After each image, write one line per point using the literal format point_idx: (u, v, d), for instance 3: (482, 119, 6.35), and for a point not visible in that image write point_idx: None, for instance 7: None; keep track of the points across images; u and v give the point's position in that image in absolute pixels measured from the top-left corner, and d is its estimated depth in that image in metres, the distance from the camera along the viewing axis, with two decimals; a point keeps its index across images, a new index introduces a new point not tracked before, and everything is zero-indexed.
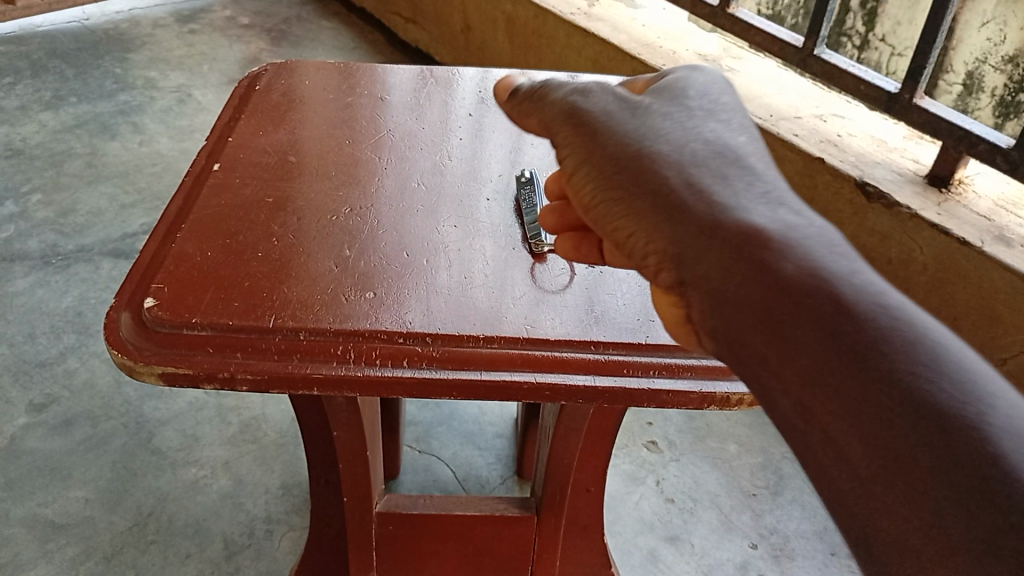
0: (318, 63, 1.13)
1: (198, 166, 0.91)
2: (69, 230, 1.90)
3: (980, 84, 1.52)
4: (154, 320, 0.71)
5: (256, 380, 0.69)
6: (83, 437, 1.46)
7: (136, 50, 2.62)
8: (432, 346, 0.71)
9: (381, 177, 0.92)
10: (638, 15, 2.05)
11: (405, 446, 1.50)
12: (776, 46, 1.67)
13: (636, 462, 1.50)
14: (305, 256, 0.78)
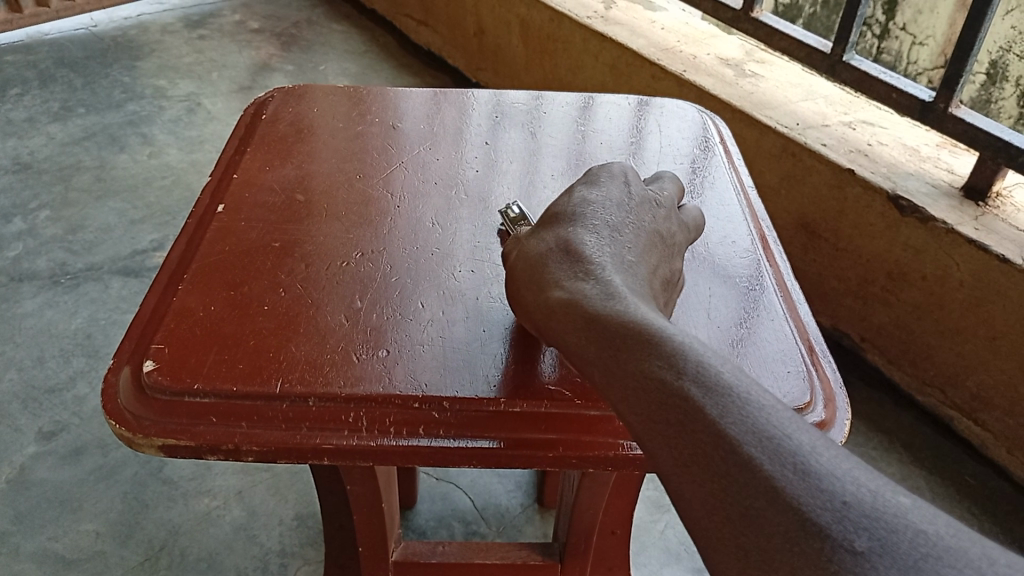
0: (328, 88, 1.09)
1: (202, 208, 0.86)
2: (78, 248, 1.87)
3: (1005, 74, 1.69)
4: (153, 386, 0.66)
5: (263, 452, 0.65)
6: (92, 467, 1.43)
7: (144, 57, 2.58)
8: (449, 412, 0.67)
9: (394, 216, 0.87)
10: (657, 17, 1.99)
11: (423, 474, 1.45)
12: (802, 51, 1.60)
13: (661, 489, 1.45)
14: (313, 310, 0.74)
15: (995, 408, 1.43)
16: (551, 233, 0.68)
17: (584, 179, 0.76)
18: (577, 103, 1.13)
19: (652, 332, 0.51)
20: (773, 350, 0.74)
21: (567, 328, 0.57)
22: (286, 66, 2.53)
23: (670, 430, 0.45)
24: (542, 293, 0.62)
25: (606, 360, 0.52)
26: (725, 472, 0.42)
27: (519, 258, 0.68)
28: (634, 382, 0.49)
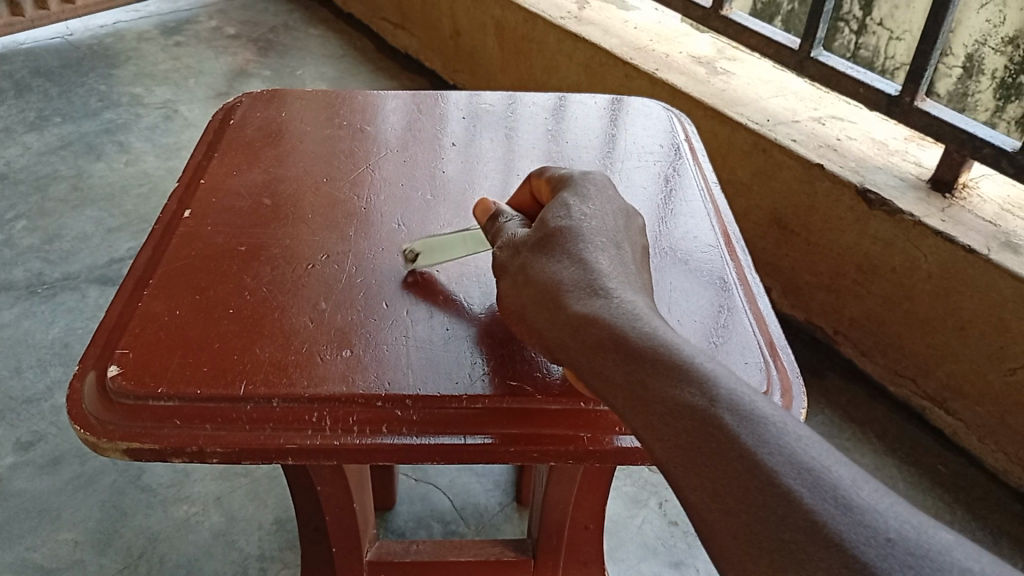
0: (298, 92, 1.09)
1: (169, 213, 0.87)
2: (54, 257, 1.87)
3: (981, 66, 1.57)
4: (118, 391, 0.67)
5: (227, 453, 0.65)
6: (71, 476, 1.43)
7: (120, 65, 2.57)
8: (412, 410, 0.68)
9: (360, 218, 0.88)
10: (630, 17, 2.00)
11: (402, 475, 1.46)
12: (771, 48, 1.62)
13: (638, 484, 1.46)
14: (279, 312, 0.74)
15: (965, 398, 1.45)
16: (554, 248, 0.68)
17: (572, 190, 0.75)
18: (547, 104, 1.15)
19: (677, 358, 0.53)
20: (733, 343, 0.76)
21: (596, 352, 0.57)
22: (262, 71, 2.53)
23: (702, 458, 0.48)
24: (560, 317, 0.62)
25: (630, 386, 0.53)
26: (762, 502, 0.45)
27: (524, 277, 0.67)
28: (665, 407, 0.51)
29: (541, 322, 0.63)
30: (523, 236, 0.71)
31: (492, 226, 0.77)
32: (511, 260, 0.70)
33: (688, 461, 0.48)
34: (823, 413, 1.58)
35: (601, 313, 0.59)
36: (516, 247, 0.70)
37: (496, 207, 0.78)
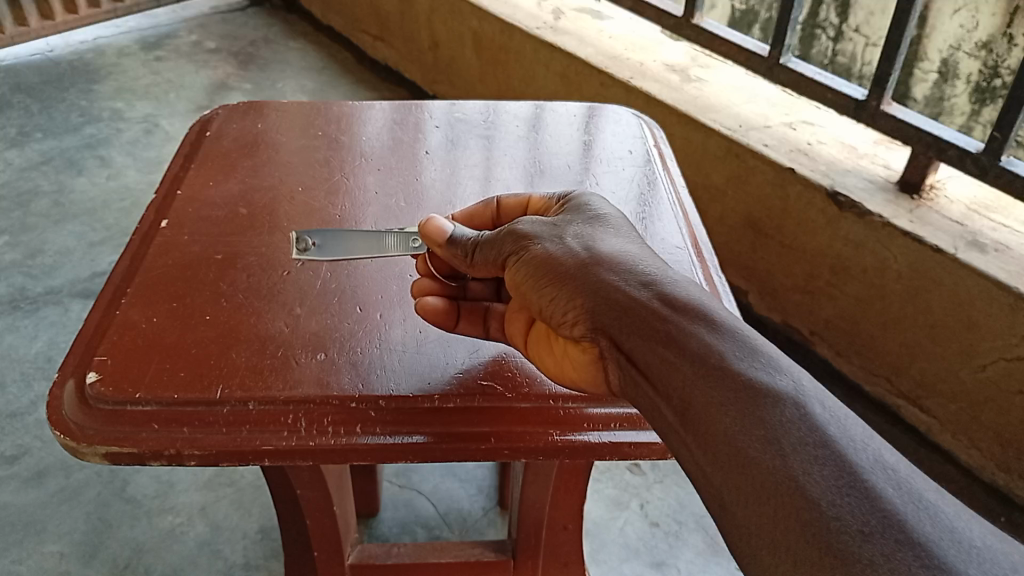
0: (276, 104, 1.11)
1: (147, 223, 0.89)
2: (37, 272, 1.87)
3: (956, 72, 2.02)
4: (97, 398, 0.69)
5: (204, 456, 0.67)
6: (55, 489, 1.44)
7: (101, 80, 2.58)
8: (385, 411, 0.70)
9: (336, 227, 0.89)
10: (605, 26, 2.03)
11: (385, 481, 1.47)
12: (741, 55, 1.64)
13: (619, 486, 1.48)
14: (255, 318, 0.76)
15: (938, 395, 1.48)
16: (587, 232, 0.68)
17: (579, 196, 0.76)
18: (521, 112, 1.17)
19: (757, 355, 0.54)
20: None
21: (689, 338, 0.56)
22: (243, 85, 2.54)
23: (781, 438, 0.49)
24: (610, 293, 0.62)
25: (710, 367, 0.54)
26: (844, 491, 0.46)
27: (560, 252, 0.66)
28: (745, 386, 0.52)
29: (586, 294, 0.63)
30: (547, 220, 0.70)
31: (459, 242, 0.73)
32: (541, 235, 0.68)
33: (736, 423, 0.51)
34: None
35: (662, 293, 0.60)
36: (545, 227, 0.69)
37: (454, 229, 0.74)
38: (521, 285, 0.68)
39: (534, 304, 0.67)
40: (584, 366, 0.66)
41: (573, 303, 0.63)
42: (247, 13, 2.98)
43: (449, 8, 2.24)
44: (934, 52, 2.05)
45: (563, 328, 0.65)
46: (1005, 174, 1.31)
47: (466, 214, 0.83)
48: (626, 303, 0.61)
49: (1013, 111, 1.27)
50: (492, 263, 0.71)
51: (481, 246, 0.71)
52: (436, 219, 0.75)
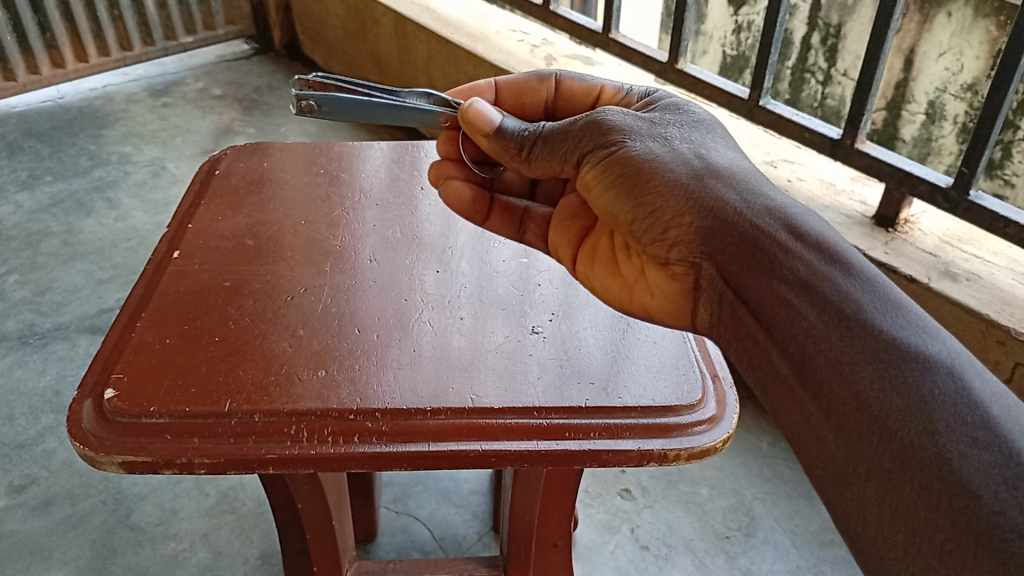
0: (279, 144, 1.18)
1: (159, 254, 0.95)
2: (46, 309, 1.93)
3: (943, 113, 2.17)
4: (113, 411, 0.74)
5: (213, 464, 0.73)
6: (62, 517, 1.49)
7: (109, 125, 2.67)
8: (381, 422, 0.75)
9: (335, 256, 0.96)
10: (596, 71, 2.04)
11: (383, 508, 1.51)
12: (722, 98, 1.69)
13: (610, 511, 1.52)
14: (260, 339, 0.82)
15: None
16: (683, 142, 0.74)
17: (677, 105, 0.82)
18: None
19: (893, 303, 0.57)
20: (673, 361, 0.84)
21: (818, 279, 0.60)
22: (248, 129, 2.63)
23: (920, 398, 0.53)
24: (705, 201, 0.68)
25: (841, 313, 0.58)
26: (988, 460, 0.50)
27: (651, 155, 0.72)
28: (882, 339, 0.56)
29: (675, 199, 0.69)
30: (634, 118, 0.76)
31: (509, 135, 0.81)
32: (628, 133, 0.74)
33: (865, 366, 0.55)
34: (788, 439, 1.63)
35: (787, 229, 0.63)
36: (633, 125, 0.75)
37: (503, 121, 0.83)
38: (602, 187, 0.75)
39: (616, 208, 0.74)
40: (664, 279, 0.74)
41: (660, 207, 0.70)
42: (252, 61, 3.05)
43: (446, 55, 2.28)
44: (920, 94, 2.22)
45: (646, 237, 0.72)
46: (973, 208, 1.37)
47: (513, 81, 0.96)
48: (722, 214, 0.67)
49: (979, 149, 1.33)
50: (557, 157, 0.78)
51: (543, 139, 0.79)
52: (484, 108, 0.82)
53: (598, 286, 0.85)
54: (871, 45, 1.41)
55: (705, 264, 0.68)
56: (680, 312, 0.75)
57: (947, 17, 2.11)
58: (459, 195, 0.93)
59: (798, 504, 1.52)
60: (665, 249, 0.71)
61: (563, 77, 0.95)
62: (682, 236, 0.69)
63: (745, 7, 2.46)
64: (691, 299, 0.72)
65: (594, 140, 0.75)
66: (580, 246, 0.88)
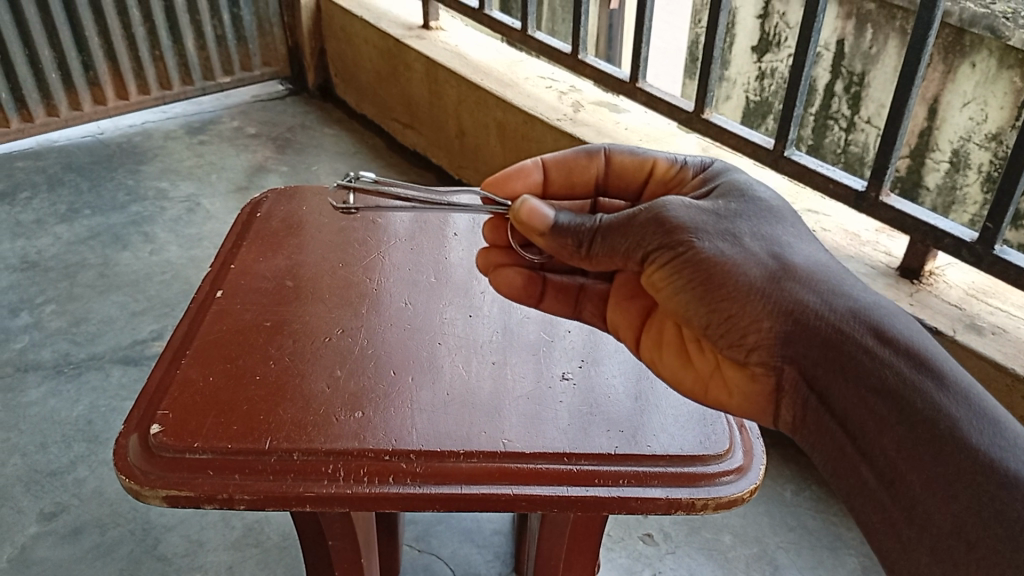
0: (316, 188, 1.21)
1: (202, 293, 0.99)
2: (81, 339, 1.98)
3: (967, 162, 2.31)
4: (159, 446, 0.78)
5: (253, 500, 0.76)
6: (91, 545, 1.51)
7: (147, 161, 2.74)
8: (415, 463, 0.78)
9: (371, 298, 0.99)
10: (622, 118, 2.07)
11: (405, 545, 1.53)
12: (747, 148, 1.71)
13: (633, 556, 1.52)
14: (299, 378, 0.85)
15: None
16: (751, 235, 0.74)
17: (736, 185, 0.81)
18: None
19: (988, 420, 0.60)
20: (700, 410, 0.85)
21: (913, 397, 0.62)
22: (281, 167, 2.70)
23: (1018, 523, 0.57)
24: (784, 305, 0.69)
25: (938, 433, 0.60)
26: None
27: (723, 256, 0.72)
28: (979, 462, 0.59)
29: (753, 303, 0.70)
30: (696, 209, 0.75)
31: (567, 230, 0.79)
32: (694, 231, 0.73)
33: (963, 489, 0.59)
34: (811, 488, 1.63)
35: (877, 337, 0.65)
36: (698, 220, 0.74)
37: (557, 216, 0.80)
38: (671, 288, 0.75)
39: (688, 308, 0.75)
40: (739, 376, 0.76)
41: (737, 312, 0.71)
42: (286, 101, 3.13)
43: (476, 100, 2.33)
44: (943, 143, 2.37)
45: (723, 339, 0.74)
46: (998, 261, 1.37)
47: (560, 160, 0.92)
48: (803, 318, 0.69)
49: (1004, 205, 1.34)
50: (618, 254, 0.76)
51: (602, 236, 0.77)
52: (536, 205, 0.81)
53: (668, 374, 0.83)
54: (895, 101, 1.44)
55: (785, 369, 0.70)
56: (756, 407, 0.76)
57: (970, 68, 2.24)
58: (507, 281, 0.90)
59: (821, 554, 1.51)
60: (743, 350, 0.72)
61: (612, 151, 0.92)
62: (761, 340, 0.71)
63: (768, 55, 2.50)
64: (772, 399, 0.74)
65: (660, 240, 0.74)
66: (642, 328, 0.87)
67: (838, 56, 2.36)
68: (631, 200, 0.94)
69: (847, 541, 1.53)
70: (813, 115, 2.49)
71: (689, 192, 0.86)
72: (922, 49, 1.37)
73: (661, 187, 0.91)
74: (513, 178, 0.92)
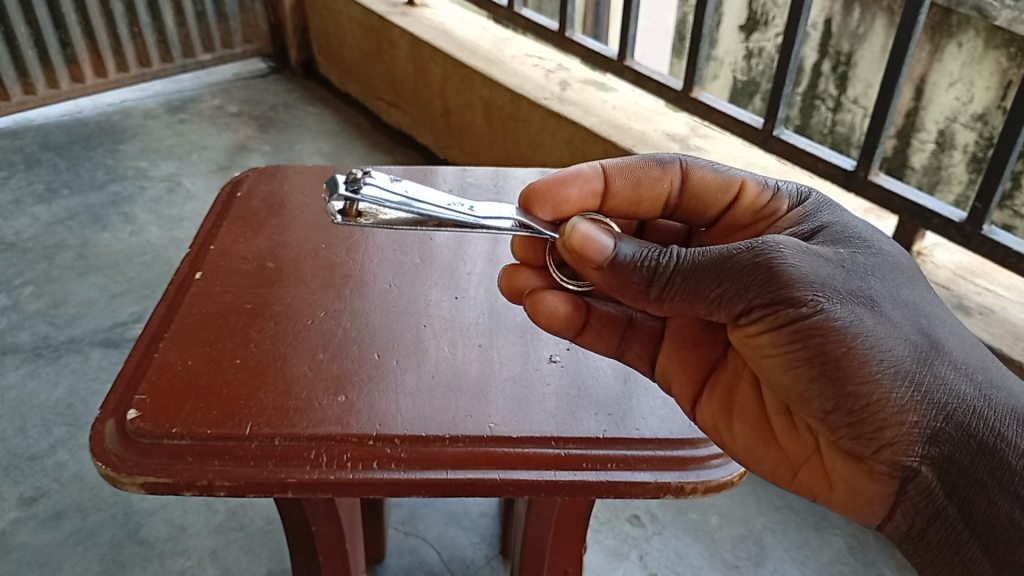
0: (299, 166, 1.18)
1: (181, 274, 0.96)
2: (60, 322, 1.95)
3: (954, 142, 2.11)
4: (136, 432, 0.76)
5: (233, 486, 0.74)
6: (72, 530, 1.50)
7: (127, 140, 2.69)
8: (400, 448, 0.76)
9: (354, 280, 0.97)
10: (609, 97, 2.04)
11: (391, 528, 1.52)
12: (736, 127, 1.69)
13: (619, 537, 1.52)
14: (282, 362, 0.84)
15: None
16: (890, 304, 0.65)
17: (857, 235, 0.73)
18: (529, 177, 1.23)
19: None
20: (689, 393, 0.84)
21: None
22: (263, 147, 2.66)
23: None
24: (937, 397, 0.62)
25: None
26: None
27: (861, 328, 0.63)
28: None
29: (898, 391, 0.62)
30: (820, 261, 0.66)
31: (628, 266, 0.69)
32: (823, 291, 0.64)
33: None
34: None
35: None
36: (826, 277, 0.65)
37: (617, 246, 0.70)
38: (781, 355, 0.66)
39: (802, 385, 0.66)
40: (850, 466, 0.68)
41: (874, 400, 0.63)
42: (268, 79, 3.08)
43: (461, 78, 2.30)
44: (929, 123, 2.15)
45: (847, 428, 0.65)
46: (987, 241, 1.37)
47: (626, 170, 0.83)
48: (960, 415, 0.62)
49: (993, 185, 1.32)
50: (702, 299, 0.66)
51: (684, 276, 0.67)
52: (590, 232, 0.71)
53: (740, 445, 0.75)
54: (884, 80, 1.43)
55: (923, 468, 0.63)
56: (862, 497, 0.69)
57: (957, 48, 2.02)
58: (552, 307, 0.79)
59: (807, 534, 1.51)
60: (872, 444, 0.64)
61: (689, 165, 0.84)
62: (901, 435, 0.63)
63: (755, 34, 2.47)
64: (893, 497, 0.67)
65: (780, 296, 0.63)
66: (704, 386, 0.78)
67: (826, 35, 2.33)
68: (705, 222, 0.87)
69: (834, 520, 1.54)
70: (800, 95, 2.47)
71: (786, 229, 0.81)
72: (913, 26, 1.35)
73: (747, 215, 0.84)
74: (575, 181, 0.81)
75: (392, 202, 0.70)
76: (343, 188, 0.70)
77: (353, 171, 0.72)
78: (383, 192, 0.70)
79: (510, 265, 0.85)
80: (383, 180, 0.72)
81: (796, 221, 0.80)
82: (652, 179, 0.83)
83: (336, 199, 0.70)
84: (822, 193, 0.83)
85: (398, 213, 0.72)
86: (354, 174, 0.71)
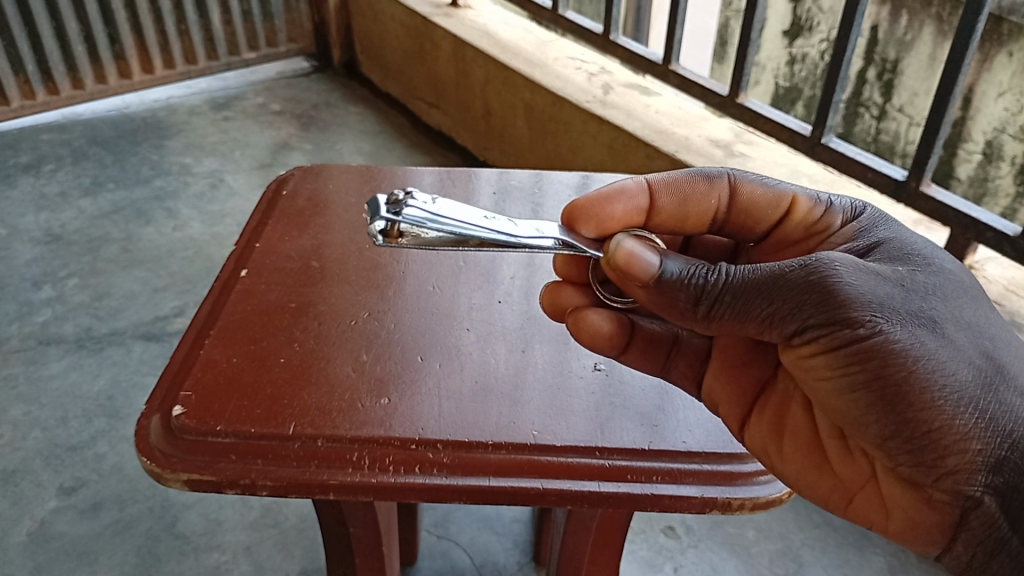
0: (343, 166, 1.18)
1: (227, 272, 0.97)
2: (103, 314, 1.97)
3: (1002, 153, 2.03)
4: (181, 428, 0.76)
5: (275, 486, 0.74)
6: (110, 521, 1.51)
7: (171, 137, 2.72)
8: (443, 453, 0.76)
9: (396, 281, 0.96)
10: (652, 101, 2.02)
11: (423, 531, 1.51)
12: (783, 134, 1.66)
13: (654, 548, 1.50)
14: (324, 362, 0.83)
15: None
16: (952, 325, 0.63)
17: (914, 252, 0.71)
18: (571, 181, 1.22)
19: None
20: None
21: None
22: (304, 145, 2.68)
23: None
24: (1002, 424, 0.59)
25: None
26: None
27: (921, 351, 0.61)
28: None
29: (961, 417, 0.60)
30: (878, 280, 0.64)
31: (675, 284, 0.67)
32: (881, 312, 0.62)
33: None
34: None
35: None
36: (884, 296, 0.63)
37: (663, 264, 0.69)
38: (835, 378, 0.64)
39: (857, 410, 0.63)
40: (906, 495, 0.65)
41: (935, 425, 0.60)
42: (311, 78, 3.10)
43: (503, 80, 2.29)
44: (976, 133, 2.09)
45: (905, 456, 0.62)
46: None
47: (673, 185, 0.81)
48: None
49: None
50: (753, 318, 0.65)
51: (734, 293, 0.65)
52: (635, 249, 0.69)
53: (789, 470, 0.72)
54: (939, 88, 1.39)
55: (986, 498, 0.60)
56: (918, 528, 0.66)
57: (1008, 58, 1.99)
58: (595, 325, 0.78)
59: (848, 553, 1.48)
60: (932, 472, 0.61)
61: (737, 179, 0.82)
62: (963, 463, 0.60)
63: (800, 40, 2.43)
64: (952, 530, 0.64)
65: (836, 317, 0.62)
66: (753, 408, 0.75)
67: (872, 42, 2.29)
68: (753, 236, 0.85)
69: (874, 539, 1.50)
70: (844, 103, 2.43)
71: (839, 244, 0.78)
72: (970, 34, 1.31)
73: (798, 230, 0.82)
74: (620, 197, 0.79)
75: (430, 221, 0.70)
76: (384, 209, 0.70)
77: (397, 192, 0.72)
78: (422, 211, 0.70)
79: (552, 282, 0.84)
80: (426, 200, 0.71)
81: (850, 236, 0.77)
82: (700, 193, 0.81)
83: (377, 219, 0.70)
84: (878, 208, 0.80)
85: (437, 232, 0.71)
86: (396, 195, 0.71)
